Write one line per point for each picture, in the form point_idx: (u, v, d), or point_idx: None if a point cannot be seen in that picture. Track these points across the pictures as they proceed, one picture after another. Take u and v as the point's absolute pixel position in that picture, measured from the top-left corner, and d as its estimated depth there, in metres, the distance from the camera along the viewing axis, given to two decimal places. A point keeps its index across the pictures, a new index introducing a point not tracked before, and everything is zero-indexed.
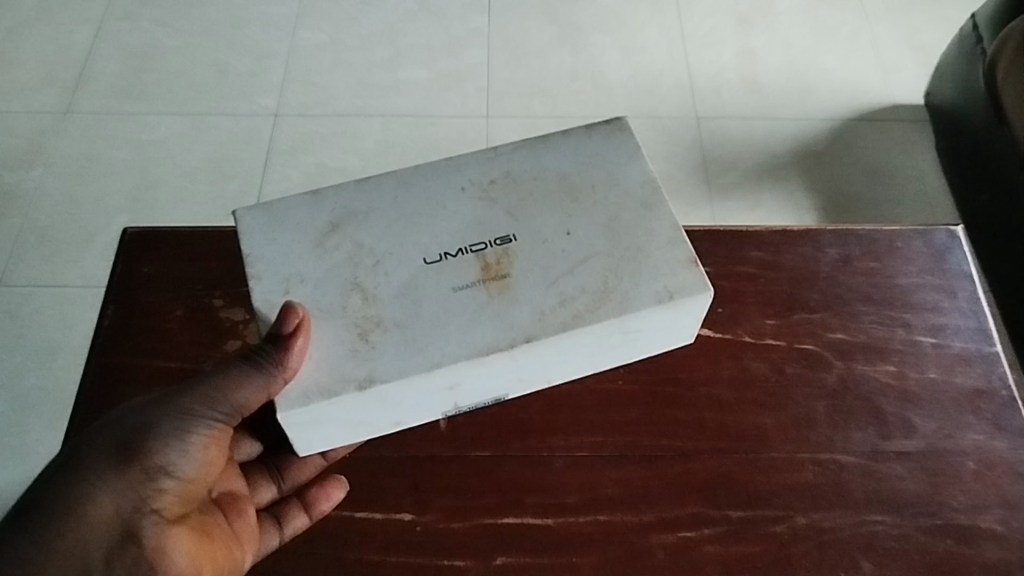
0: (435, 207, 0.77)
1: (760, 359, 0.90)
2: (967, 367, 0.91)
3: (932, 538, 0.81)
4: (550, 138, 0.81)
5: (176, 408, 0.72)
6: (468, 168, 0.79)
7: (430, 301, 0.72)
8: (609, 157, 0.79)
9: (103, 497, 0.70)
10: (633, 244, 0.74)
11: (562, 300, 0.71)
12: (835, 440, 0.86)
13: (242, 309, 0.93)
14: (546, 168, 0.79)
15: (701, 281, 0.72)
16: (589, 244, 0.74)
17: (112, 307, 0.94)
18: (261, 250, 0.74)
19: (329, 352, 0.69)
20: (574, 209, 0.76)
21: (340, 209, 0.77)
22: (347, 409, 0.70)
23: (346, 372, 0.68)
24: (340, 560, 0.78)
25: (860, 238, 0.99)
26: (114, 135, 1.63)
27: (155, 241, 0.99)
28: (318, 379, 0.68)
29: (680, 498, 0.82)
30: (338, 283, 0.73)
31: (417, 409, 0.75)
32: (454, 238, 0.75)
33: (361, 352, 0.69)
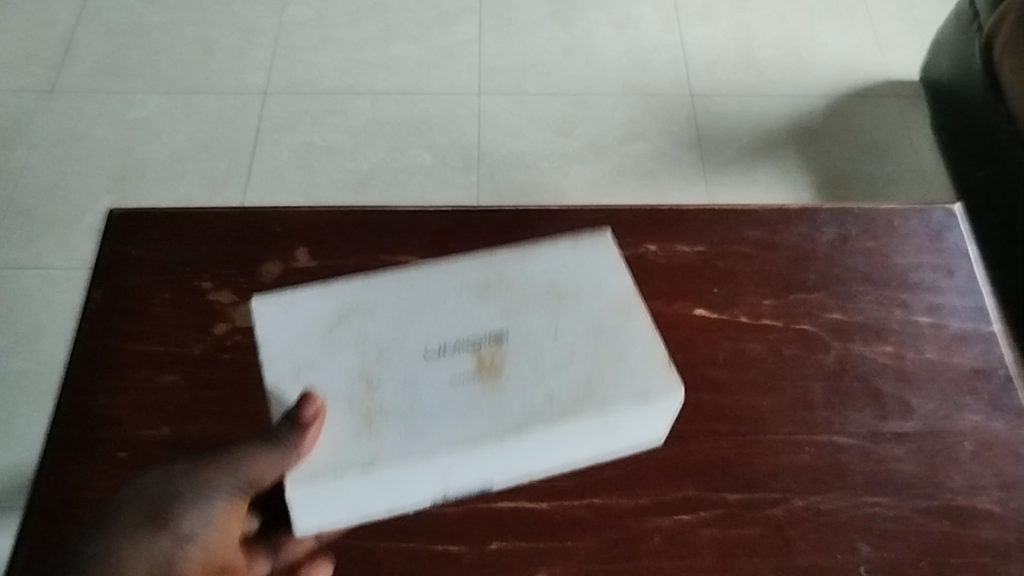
0: (436, 304, 0.80)
1: (758, 341, 0.90)
2: (965, 347, 0.90)
3: (930, 520, 0.81)
4: (539, 249, 0.85)
5: (199, 478, 0.70)
6: (466, 270, 0.82)
7: (430, 392, 0.74)
8: (591, 266, 0.84)
9: (130, 561, 0.67)
10: (614, 347, 0.78)
11: (552, 396, 0.74)
12: (833, 422, 0.85)
13: (231, 292, 0.92)
14: (536, 276, 0.82)
15: (673, 383, 0.76)
16: (574, 346, 0.78)
17: (98, 291, 0.92)
18: (273, 337, 0.76)
19: (338, 436, 0.71)
20: (562, 313, 0.80)
21: (347, 303, 0.79)
22: (346, 494, 0.71)
23: (352, 455, 0.70)
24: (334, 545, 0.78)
25: (858, 217, 0.99)
26: (99, 113, 1.60)
27: (142, 223, 0.97)
28: (326, 460, 0.70)
29: (677, 481, 0.81)
30: (344, 371, 0.75)
31: (409, 495, 0.75)
32: (454, 333, 0.78)
33: (370, 439, 0.71)
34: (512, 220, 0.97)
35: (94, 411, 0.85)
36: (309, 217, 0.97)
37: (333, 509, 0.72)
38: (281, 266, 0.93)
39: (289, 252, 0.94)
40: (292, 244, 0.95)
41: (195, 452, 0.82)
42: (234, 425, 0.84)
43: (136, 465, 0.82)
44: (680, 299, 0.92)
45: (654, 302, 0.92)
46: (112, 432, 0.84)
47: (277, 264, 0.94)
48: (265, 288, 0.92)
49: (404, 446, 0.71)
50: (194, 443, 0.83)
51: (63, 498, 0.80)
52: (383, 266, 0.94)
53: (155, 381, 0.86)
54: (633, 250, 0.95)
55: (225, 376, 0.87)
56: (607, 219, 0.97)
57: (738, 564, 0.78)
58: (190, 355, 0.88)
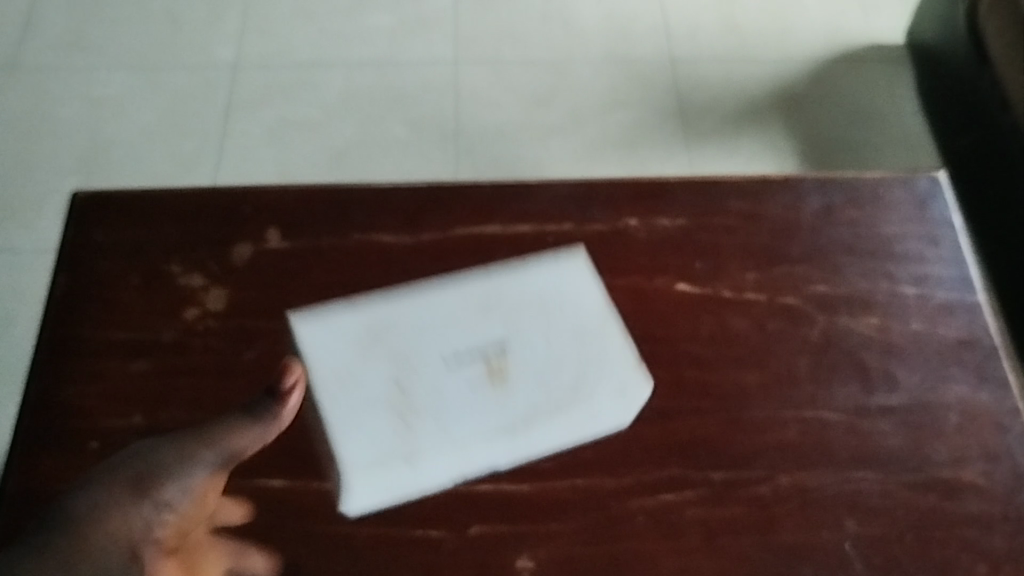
0: (442, 314, 0.87)
1: (741, 315, 0.88)
2: (951, 317, 0.89)
3: (916, 494, 0.80)
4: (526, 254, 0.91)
5: (179, 443, 0.71)
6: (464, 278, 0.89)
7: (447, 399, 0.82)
8: (575, 278, 0.90)
9: (111, 519, 0.67)
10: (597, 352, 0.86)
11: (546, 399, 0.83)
12: (818, 396, 0.84)
13: (202, 276, 0.89)
14: (526, 284, 0.89)
15: (644, 376, 0.84)
16: (561, 353, 0.86)
17: (64, 277, 0.90)
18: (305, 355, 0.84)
19: (377, 442, 0.80)
20: (551, 322, 0.87)
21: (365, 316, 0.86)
22: (386, 490, 0.78)
23: (391, 456, 0.79)
24: (311, 533, 0.76)
25: (842, 187, 0.97)
26: (64, 91, 1.56)
27: (108, 205, 0.94)
28: (370, 466, 0.79)
29: (660, 460, 0.80)
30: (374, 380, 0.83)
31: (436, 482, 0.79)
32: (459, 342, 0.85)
33: (382, 384, 0.83)
34: (489, 196, 0.94)
35: (62, 401, 0.83)
36: (280, 196, 0.94)
37: (366, 470, 0.79)
38: (253, 248, 0.91)
39: (260, 233, 0.92)
40: (263, 225, 0.92)
41: None
42: (207, 413, 0.82)
43: (107, 456, 0.79)
44: (662, 274, 0.90)
45: (635, 278, 0.90)
46: (81, 422, 0.81)
47: (248, 246, 0.91)
48: (236, 270, 0.89)
49: (414, 393, 0.83)
50: (167, 432, 0.81)
51: (37, 494, 0.78)
52: (358, 245, 0.91)
53: (124, 369, 0.84)
54: (614, 225, 0.93)
55: (196, 362, 0.84)
56: (586, 193, 0.95)
57: (723, 543, 0.76)
58: (160, 341, 0.86)
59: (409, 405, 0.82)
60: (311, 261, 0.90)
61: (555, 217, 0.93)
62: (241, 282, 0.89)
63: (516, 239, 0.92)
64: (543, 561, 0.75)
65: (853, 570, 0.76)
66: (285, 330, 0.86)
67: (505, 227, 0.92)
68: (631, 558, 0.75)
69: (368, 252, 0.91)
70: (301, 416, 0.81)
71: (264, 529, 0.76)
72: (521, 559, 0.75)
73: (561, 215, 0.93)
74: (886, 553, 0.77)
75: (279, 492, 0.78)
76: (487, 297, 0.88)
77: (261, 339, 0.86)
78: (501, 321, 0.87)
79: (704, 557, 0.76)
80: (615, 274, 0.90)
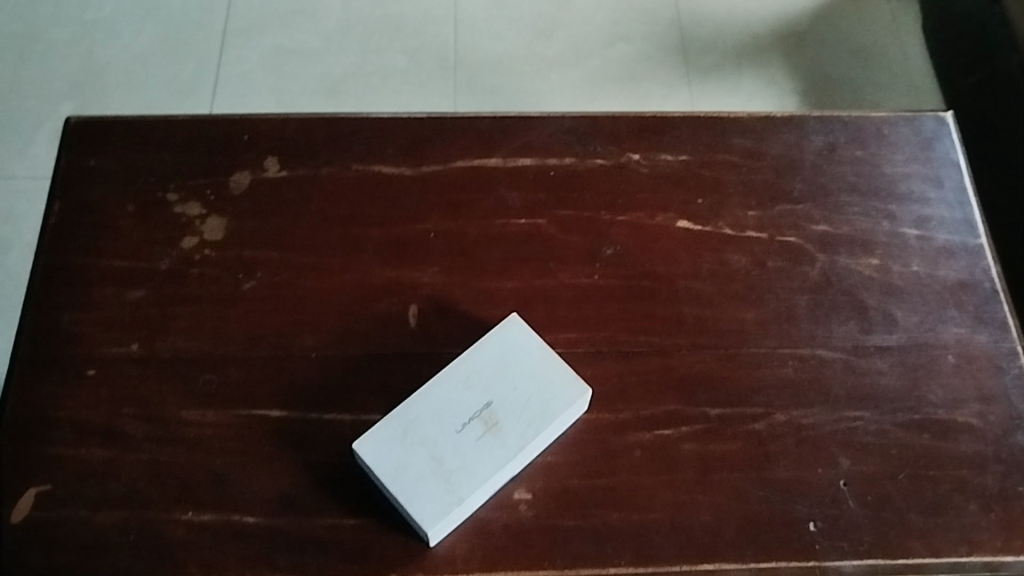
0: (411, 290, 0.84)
1: (741, 253, 0.88)
2: (951, 259, 0.89)
3: (910, 433, 0.80)
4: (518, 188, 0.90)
5: None
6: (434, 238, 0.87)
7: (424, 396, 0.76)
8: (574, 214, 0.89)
9: None
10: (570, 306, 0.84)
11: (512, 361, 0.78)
12: (816, 335, 0.84)
13: (199, 204, 0.88)
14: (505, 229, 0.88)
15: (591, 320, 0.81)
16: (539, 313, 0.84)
17: (58, 204, 0.89)
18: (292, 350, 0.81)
19: (395, 458, 0.73)
20: (524, 282, 0.85)
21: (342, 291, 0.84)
22: (445, 495, 0.72)
23: (415, 465, 0.73)
24: (310, 462, 0.76)
25: (846, 125, 0.96)
26: (55, 14, 1.53)
27: (103, 131, 0.93)
28: (406, 481, 0.72)
29: (658, 396, 0.80)
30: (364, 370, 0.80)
31: (482, 470, 0.73)
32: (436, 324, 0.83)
33: (405, 420, 0.75)
34: (490, 128, 0.93)
35: (59, 328, 0.82)
36: (278, 124, 0.93)
37: (413, 498, 0.71)
38: (250, 177, 0.90)
39: (258, 162, 0.91)
40: (261, 154, 0.91)
41: (165, 370, 0.80)
42: (205, 342, 0.81)
43: (105, 384, 0.79)
44: (664, 210, 0.90)
45: (637, 214, 0.89)
46: (78, 349, 0.81)
47: (246, 175, 0.90)
48: (234, 199, 0.88)
49: (439, 423, 0.75)
50: (164, 361, 0.80)
51: (33, 419, 0.78)
52: (357, 175, 0.90)
53: (122, 298, 0.84)
54: (616, 159, 0.92)
55: (194, 292, 0.84)
56: (588, 127, 0.94)
57: (719, 478, 0.77)
58: (157, 270, 0.85)
59: (408, 337, 0.82)
60: (309, 191, 0.89)
61: (557, 151, 0.92)
62: (239, 211, 0.88)
63: (517, 172, 0.91)
64: (540, 493, 0.75)
65: (847, 506, 0.77)
66: (283, 261, 0.86)
67: (505, 160, 0.91)
68: (627, 491, 0.76)
69: (367, 183, 0.90)
70: (300, 346, 0.81)
71: (263, 457, 0.76)
72: (517, 491, 0.76)
73: (562, 148, 0.92)
74: (879, 491, 0.77)
75: (278, 421, 0.78)
76: (487, 231, 0.88)
77: (259, 269, 0.85)
78: (500, 255, 0.86)
79: (699, 492, 0.76)
80: (616, 209, 0.89)
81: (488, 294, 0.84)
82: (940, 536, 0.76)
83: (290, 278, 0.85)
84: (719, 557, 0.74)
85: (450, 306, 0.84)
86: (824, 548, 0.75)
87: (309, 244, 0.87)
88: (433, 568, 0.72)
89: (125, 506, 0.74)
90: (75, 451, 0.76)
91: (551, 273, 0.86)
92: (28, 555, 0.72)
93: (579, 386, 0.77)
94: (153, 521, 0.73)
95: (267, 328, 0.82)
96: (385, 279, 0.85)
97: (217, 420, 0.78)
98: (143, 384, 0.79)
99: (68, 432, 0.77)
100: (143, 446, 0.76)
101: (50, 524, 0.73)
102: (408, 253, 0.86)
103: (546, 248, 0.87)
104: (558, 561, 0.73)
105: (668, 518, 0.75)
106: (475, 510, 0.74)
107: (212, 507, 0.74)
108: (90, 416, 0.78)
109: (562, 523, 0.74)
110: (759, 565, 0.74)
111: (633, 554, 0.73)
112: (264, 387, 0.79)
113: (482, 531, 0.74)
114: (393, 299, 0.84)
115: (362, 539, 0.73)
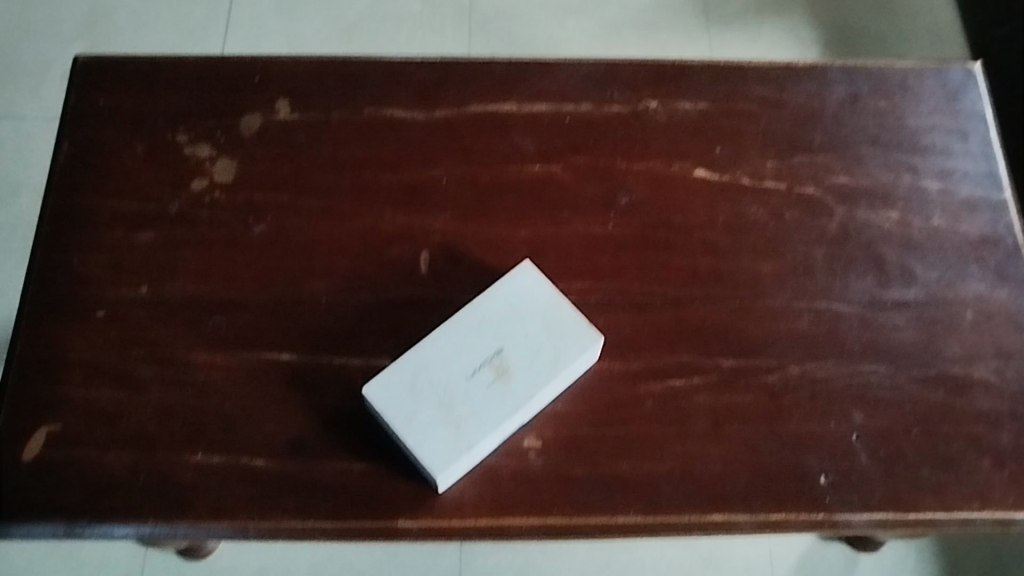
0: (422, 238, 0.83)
1: (758, 204, 0.86)
2: (973, 214, 0.87)
3: (925, 389, 0.79)
4: (534, 134, 0.89)
5: None
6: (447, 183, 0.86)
7: (435, 342, 0.75)
8: (590, 163, 0.87)
9: None
10: (584, 254, 0.83)
11: (524, 308, 0.77)
12: (833, 288, 0.83)
13: (209, 146, 0.87)
14: (518, 176, 0.87)
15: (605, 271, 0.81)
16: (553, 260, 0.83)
17: (67, 143, 0.88)
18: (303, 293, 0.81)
19: (405, 402, 0.72)
20: (539, 229, 0.84)
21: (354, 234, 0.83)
22: (452, 440, 0.71)
23: (424, 409, 0.72)
24: (319, 407, 0.76)
25: (870, 75, 0.93)
26: None
27: (111, 70, 0.91)
28: (414, 425, 0.72)
29: (670, 347, 0.79)
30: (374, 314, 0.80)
31: (491, 416, 0.72)
32: (448, 271, 0.82)
33: (416, 365, 0.74)
34: (506, 72, 0.91)
35: (68, 269, 0.82)
36: (290, 65, 0.91)
37: (421, 442, 0.71)
38: (261, 119, 0.88)
39: (269, 104, 0.89)
40: (272, 95, 0.90)
41: (174, 313, 0.80)
42: (214, 286, 0.81)
43: (114, 325, 0.79)
44: (680, 159, 0.88)
45: (653, 162, 0.88)
46: (87, 291, 0.81)
47: (256, 117, 0.88)
48: (244, 141, 0.87)
49: (450, 369, 0.74)
50: (173, 303, 0.80)
51: (42, 358, 0.78)
52: (371, 119, 0.89)
53: (131, 239, 0.83)
54: (633, 107, 0.90)
55: (203, 234, 0.83)
56: (605, 73, 0.92)
57: (730, 430, 0.76)
58: (167, 212, 0.84)
59: (419, 283, 0.81)
60: (321, 135, 0.88)
61: (573, 97, 0.90)
62: (250, 153, 0.87)
63: (532, 118, 0.89)
64: (549, 442, 0.75)
65: (858, 460, 0.76)
66: (294, 205, 0.85)
67: (521, 106, 0.90)
68: (637, 441, 0.75)
69: (379, 127, 0.88)
70: (311, 291, 0.81)
71: (272, 401, 0.76)
72: (527, 440, 0.75)
73: (579, 94, 0.90)
74: (891, 446, 0.77)
75: (288, 365, 0.77)
76: (501, 177, 0.86)
77: (269, 213, 0.84)
78: (514, 202, 0.85)
79: (710, 443, 0.76)
80: (633, 157, 0.88)
81: (501, 241, 0.83)
82: (952, 492, 0.75)
83: (301, 222, 0.84)
84: (729, 509, 0.73)
85: (462, 253, 0.83)
86: (834, 502, 0.74)
87: (320, 188, 0.85)
88: (441, 514, 0.72)
89: (134, 448, 0.74)
90: (84, 392, 0.76)
91: (565, 222, 0.84)
92: (37, 494, 0.72)
93: (591, 335, 0.76)
94: (162, 462, 0.73)
95: (277, 273, 0.81)
96: (397, 225, 0.84)
97: (226, 363, 0.77)
98: (152, 326, 0.79)
99: (77, 373, 0.77)
100: (151, 388, 0.76)
101: (60, 464, 0.73)
102: (420, 198, 0.85)
103: (560, 196, 0.86)
104: (567, 510, 0.73)
105: (678, 469, 0.75)
106: (484, 457, 0.74)
107: (221, 450, 0.74)
108: (99, 357, 0.78)
109: (571, 472, 0.74)
110: (769, 517, 0.73)
111: (642, 504, 0.73)
112: (273, 331, 0.79)
113: (491, 478, 0.74)
114: (404, 245, 0.83)
115: (371, 484, 0.73)
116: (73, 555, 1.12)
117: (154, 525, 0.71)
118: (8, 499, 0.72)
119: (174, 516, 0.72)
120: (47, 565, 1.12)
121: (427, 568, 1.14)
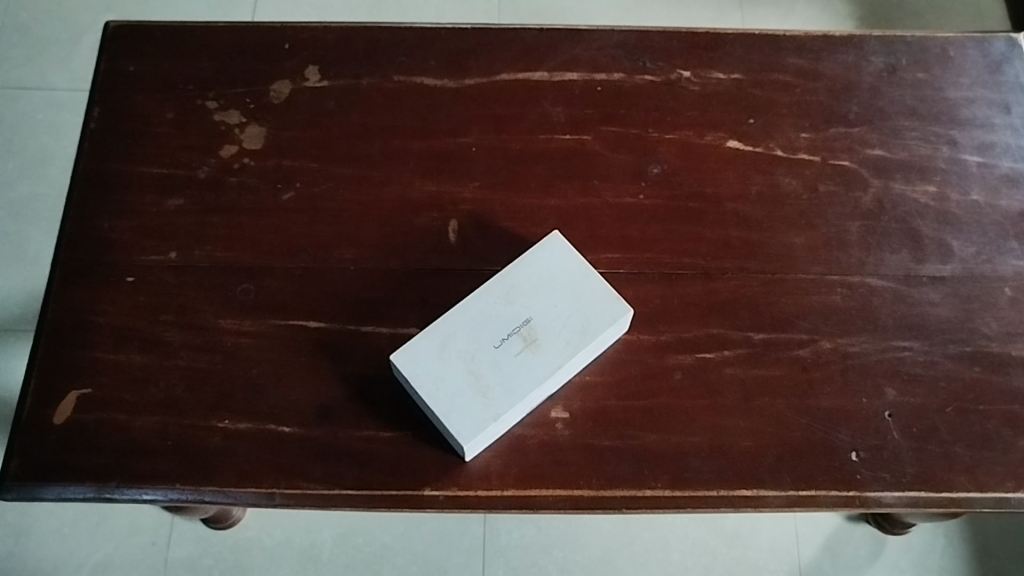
0: (448, 207, 0.83)
1: (793, 176, 0.85)
2: (1014, 188, 0.85)
3: (961, 366, 0.78)
4: (566, 100, 0.88)
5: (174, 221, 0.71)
6: (476, 153, 0.85)
7: (462, 312, 0.74)
8: (622, 136, 0.86)
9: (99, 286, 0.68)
10: (614, 229, 0.82)
11: (549, 282, 0.76)
12: (867, 263, 0.82)
13: (238, 113, 0.87)
14: (546, 145, 0.86)
15: None
16: (582, 233, 0.82)
17: (98, 110, 0.88)
18: (328, 262, 0.80)
19: (431, 368, 0.72)
20: (568, 201, 0.83)
21: (383, 202, 0.83)
22: (477, 406, 0.71)
23: (451, 376, 0.72)
24: (346, 375, 0.76)
25: (909, 46, 0.92)
26: None
27: (141, 36, 0.91)
28: (439, 392, 0.71)
29: (700, 320, 0.79)
30: (401, 283, 0.79)
31: (517, 382, 0.72)
32: (479, 244, 0.81)
33: (443, 334, 0.73)
34: (536, 40, 0.90)
35: (98, 234, 0.82)
36: (320, 32, 0.90)
37: (446, 408, 0.71)
38: (290, 86, 0.88)
39: (299, 71, 0.89)
40: (302, 62, 0.89)
41: (203, 279, 0.80)
42: (243, 253, 0.81)
43: (143, 291, 0.79)
44: (714, 130, 0.87)
45: (686, 132, 0.86)
46: (117, 256, 0.81)
47: (286, 84, 0.88)
48: (273, 108, 0.87)
49: (476, 337, 0.73)
50: (202, 270, 0.80)
51: (72, 323, 0.78)
52: (400, 86, 0.88)
53: (160, 205, 0.83)
54: (666, 76, 0.89)
55: (232, 201, 0.83)
56: (638, 42, 0.90)
57: (760, 404, 0.75)
58: (196, 178, 0.84)
59: (447, 252, 0.81)
60: (350, 103, 0.87)
61: (606, 66, 0.89)
62: (279, 121, 0.86)
63: (564, 86, 0.88)
64: (577, 413, 0.74)
65: (890, 438, 0.75)
66: (323, 172, 0.84)
67: (552, 75, 0.89)
68: (666, 414, 0.75)
69: (409, 95, 0.88)
70: (339, 258, 0.80)
71: (300, 368, 0.76)
72: (554, 410, 0.75)
73: (610, 63, 0.89)
74: (925, 424, 0.75)
75: (315, 333, 0.77)
76: (531, 146, 0.86)
77: (298, 180, 0.84)
78: (544, 172, 0.84)
79: (740, 417, 0.75)
80: (665, 127, 0.87)
81: (531, 211, 0.83)
82: (987, 470, 0.74)
83: (329, 189, 0.83)
84: (757, 484, 0.72)
85: (491, 223, 0.82)
86: (866, 479, 0.73)
87: (349, 155, 0.85)
88: (468, 483, 0.72)
89: (163, 413, 0.74)
90: (114, 357, 0.76)
91: (597, 192, 0.84)
92: (67, 456, 0.73)
93: (620, 306, 0.75)
94: (190, 427, 0.74)
95: (305, 240, 0.81)
96: (426, 194, 0.83)
97: (255, 330, 0.77)
98: (181, 292, 0.79)
99: (107, 337, 0.77)
100: (180, 353, 0.76)
101: (89, 427, 0.74)
102: (449, 167, 0.84)
103: (592, 166, 0.85)
104: (595, 481, 0.72)
105: (707, 443, 0.74)
106: (511, 427, 0.74)
107: (249, 416, 0.74)
108: (128, 322, 0.78)
109: (599, 444, 0.73)
110: (798, 493, 0.72)
111: (670, 478, 0.72)
112: (301, 298, 0.79)
113: (519, 448, 0.73)
114: (433, 214, 0.82)
115: (397, 453, 0.73)
116: (101, 522, 1.13)
117: (181, 489, 0.72)
118: (39, 461, 0.73)
119: (202, 480, 0.72)
120: (76, 532, 1.13)
121: (449, 540, 1.14)
